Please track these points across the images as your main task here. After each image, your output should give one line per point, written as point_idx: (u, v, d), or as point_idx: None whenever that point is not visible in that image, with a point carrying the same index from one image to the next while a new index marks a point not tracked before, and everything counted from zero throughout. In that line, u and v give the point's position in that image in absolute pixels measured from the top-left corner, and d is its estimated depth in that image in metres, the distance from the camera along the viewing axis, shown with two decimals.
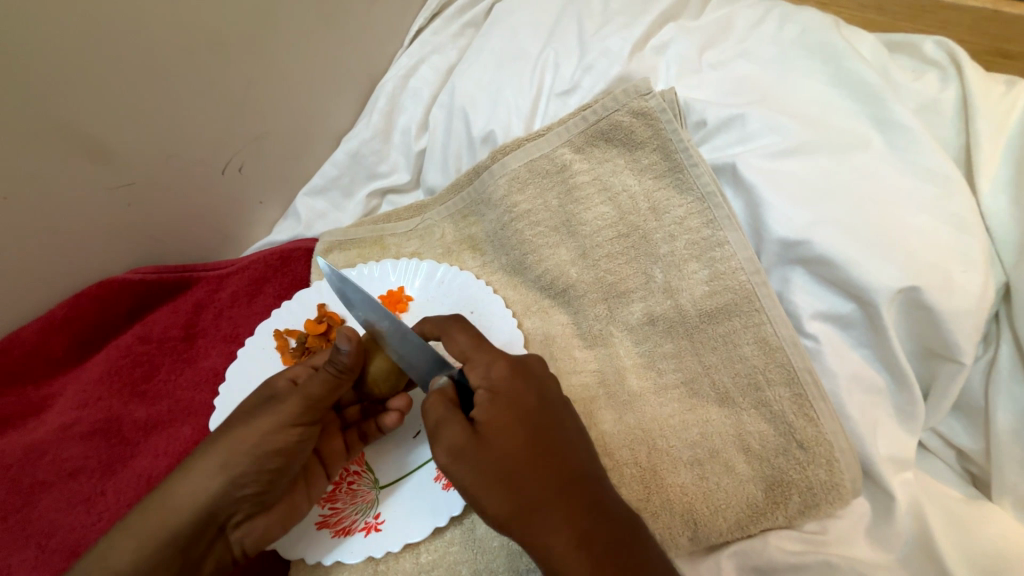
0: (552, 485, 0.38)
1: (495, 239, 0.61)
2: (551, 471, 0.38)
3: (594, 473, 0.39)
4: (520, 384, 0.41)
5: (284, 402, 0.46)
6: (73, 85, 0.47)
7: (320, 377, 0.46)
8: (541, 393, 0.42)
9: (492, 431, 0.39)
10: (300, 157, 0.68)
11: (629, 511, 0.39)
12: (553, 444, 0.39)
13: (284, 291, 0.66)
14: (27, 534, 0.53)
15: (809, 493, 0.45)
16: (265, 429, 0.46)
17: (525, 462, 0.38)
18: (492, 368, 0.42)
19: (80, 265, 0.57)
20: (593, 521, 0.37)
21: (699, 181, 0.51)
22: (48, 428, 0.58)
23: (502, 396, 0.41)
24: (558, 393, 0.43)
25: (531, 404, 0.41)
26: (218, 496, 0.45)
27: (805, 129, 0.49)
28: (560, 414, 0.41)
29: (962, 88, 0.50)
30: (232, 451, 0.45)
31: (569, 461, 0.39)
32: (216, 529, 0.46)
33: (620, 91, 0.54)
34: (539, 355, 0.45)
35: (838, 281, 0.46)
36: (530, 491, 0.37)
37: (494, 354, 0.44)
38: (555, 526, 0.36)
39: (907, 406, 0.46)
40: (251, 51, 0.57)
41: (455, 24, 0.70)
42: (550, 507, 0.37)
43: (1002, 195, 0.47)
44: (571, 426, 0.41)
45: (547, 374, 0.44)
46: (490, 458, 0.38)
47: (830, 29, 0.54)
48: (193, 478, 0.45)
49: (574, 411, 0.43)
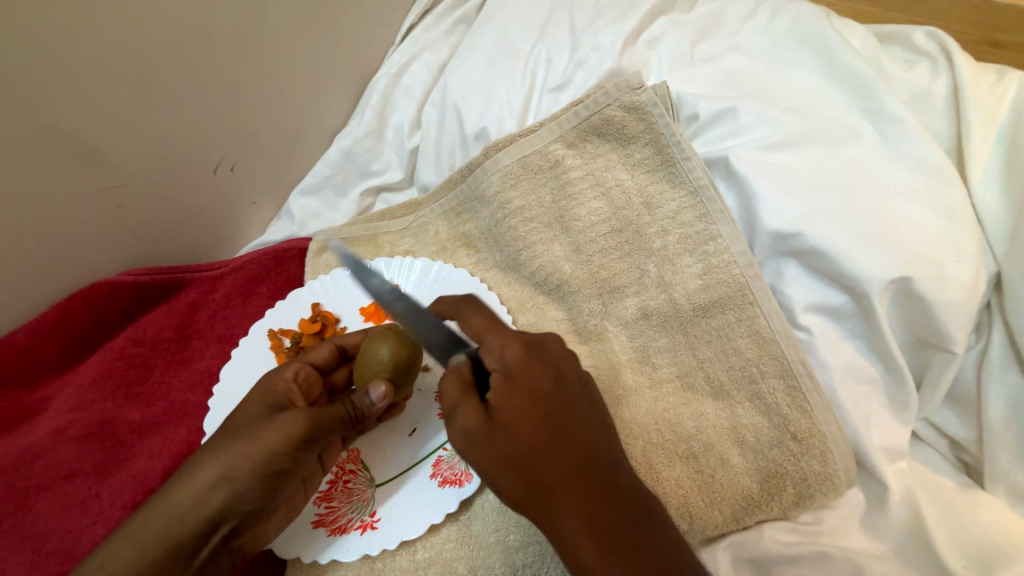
0: (569, 466, 0.38)
1: (489, 235, 0.61)
2: (569, 453, 0.38)
3: (612, 454, 0.39)
4: (536, 367, 0.41)
5: (291, 415, 0.44)
6: (62, 85, 0.47)
7: (335, 409, 0.45)
8: (556, 374, 0.41)
9: (508, 416, 0.39)
10: (293, 156, 0.68)
11: (642, 492, 0.39)
12: (570, 425, 0.39)
13: (278, 291, 0.65)
14: (22, 537, 0.53)
15: (803, 485, 0.45)
16: (273, 446, 0.43)
17: (542, 445, 0.38)
18: (508, 349, 0.41)
19: (72, 267, 0.57)
20: (606, 503, 0.37)
21: (691, 175, 0.51)
22: (42, 431, 0.58)
23: (517, 380, 0.40)
24: (576, 372, 0.42)
25: (546, 386, 0.40)
26: (225, 507, 0.43)
27: (797, 122, 0.49)
28: (576, 392, 0.41)
29: (953, 79, 0.50)
30: (241, 462, 0.43)
31: (586, 442, 0.39)
32: (219, 538, 0.44)
33: (612, 85, 0.54)
34: (556, 334, 0.44)
35: (829, 272, 0.46)
36: (547, 473, 0.37)
37: (508, 334, 0.42)
38: (570, 507, 0.37)
39: (900, 397, 0.46)
40: (242, 50, 0.57)
41: (446, 21, 0.70)
42: (568, 490, 0.37)
43: (994, 186, 0.47)
44: (589, 404, 0.41)
45: (565, 352, 0.43)
46: (506, 442, 0.38)
47: (822, 21, 0.54)
48: (196, 486, 0.43)
49: (593, 388, 0.42)
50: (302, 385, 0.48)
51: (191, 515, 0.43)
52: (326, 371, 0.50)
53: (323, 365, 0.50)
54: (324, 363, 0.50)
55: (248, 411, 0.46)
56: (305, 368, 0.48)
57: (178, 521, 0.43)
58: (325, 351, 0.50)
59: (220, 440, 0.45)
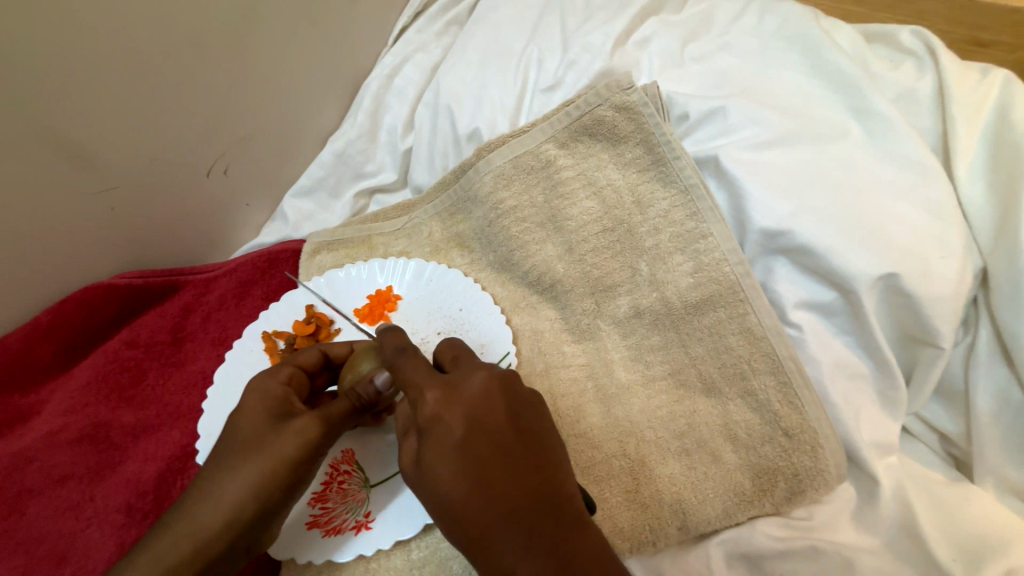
0: (493, 513, 0.37)
1: (482, 236, 0.61)
2: (489, 501, 0.37)
3: (543, 493, 0.38)
4: (451, 415, 0.38)
5: (297, 423, 0.44)
6: (55, 90, 0.47)
7: (343, 403, 0.45)
8: (473, 416, 0.39)
9: (429, 469, 0.38)
10: (286, 158, 0.68)
11: (568, 533, 0.37)
12: (488, 471, 0.37)
13: (272, 292, 0.65)
14: (15, 542, 0.53)
15: (795, 480, 0.46)
16: (289, 456, 0.43)
17: (458, 497, 0.37)
18: (424, 396, 0.39)
19: (65, 270, 0.57)
20: (525, 551, 0.36)
21: (682, 174, 0.52)
22: (34, 435, 0.57)
23: (433, 430, 0.38)
24: (505, 413, 0.40)
25: (458, 435, 0.38)
26: (254, 519, 0.42)
27: (786, 121, 0.50)
28: (501, 435, 0.39)
29: (939, 77, 0.51)
30: (263, 471, 0.42)
31: (511, 481, 0.37)
32: (240, 541, 0.42)
33: (603, 85, 0.55)
34: (485, 371, 0.41)
35: (819, 270, 0.46)
36: (470, 522, 0.37)
37: (424, 377, 0.40)
38: (492, 554, 0.36)
39: (890, 392, 0.47)
40: (233, 53, 0.57)
41: (438, 23, 0.71)
42: (490, 536, 0.36)
43: (980, 182, 0.48)
44: (518, 443, 0.39)
45: (490, 387, 0.40)
46: (432, 492, 0.38)
47: (810, 20, 0.54)
48: (225, 504, 0.42)
49: (524, 424, 0.40)
50: (296, 387, 0.48)
51: (206, 517, 0.42)
52: (312, 373, 0.50)
53: (311, 368, 0.50)
54: (313, 366, 0.50)
55: (249, 427, 0.44)
56: (297, 371, 0.49)
57: (206, 534, 0.41)
58: (313, 353, 0.50)
59: (230, 460, 0.43)
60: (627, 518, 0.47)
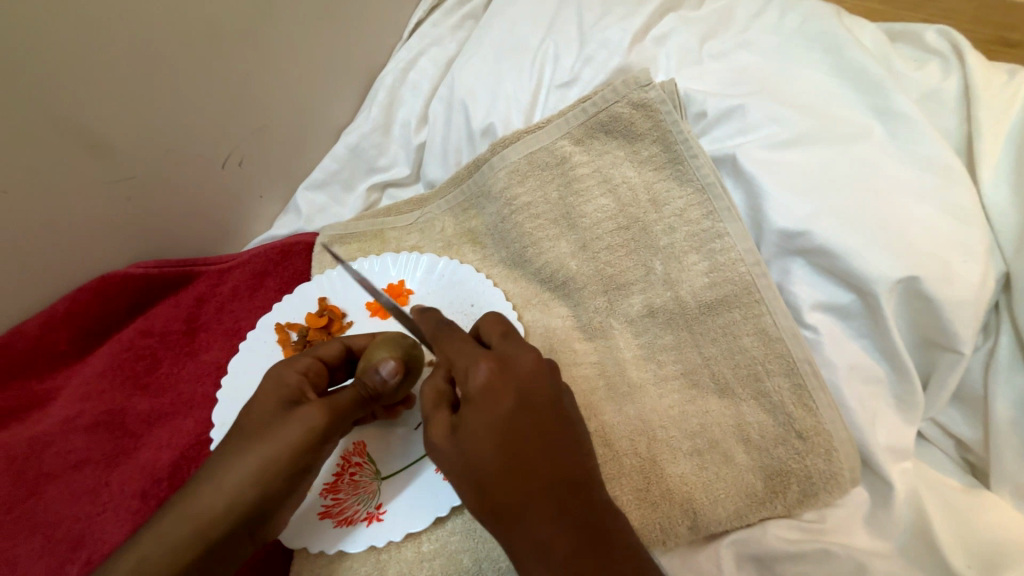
0: (528, 490, 0.36)
1: (495, 231, 0.60)
2: (529, 474, 0.37)
3: (578, 476, 0.38)
4: (501, 388, 0.38)
5: (305, 411, 0.44)
6: (74, 80, 0.47)
7: (348, 393, 0.46)
8: (520, 392, 0.38)
9: (470, 438, 0.38)
10: (301, 150, 0.68)
11: (599, 516, 0.37)
12: (526, 448, 0.37)
13: (285, 284, 0.66)
14: (33, 525, 0.53)
15: (808, 483, 0.45)
16: (295, 445, 0.43)
17: (496, 469, 0.37)
18: (476, 365, 0.39)
19: (84, 258, 0.57)
20: (563, 528, 0.36)
21: (699, 173, 0.51)
22: (52, 420, 0.58)
23: (481, 403, 0.38)
24: (545, 394, 0.39)
25: (505, 408, 0.38)
26: (257, 502, 0.43)
27: (806, 120, 0.49)
28: (544, 414, 0.38)
29: (964, 77, 0.50)
30: (268, 459, 0.43)
31: (547, 461, 0.37)
32: (246, 525, 0.43)
33: (620, 81, 0.54)
34: (533, 351, 0.41)
35: (837, 272, 0.46)
36: (504, 499, 0.37)
37: (473, 351, 0.40)
38: (526, 526, 0.36)
39: (908, 397, 0.46)
40: (250, 44, 0.57)
41: (454, 16, 0.70)
42: (527, 508, 0.36)
43: (1004, 185, 0.47)
44: (556, 426, 0.39)
45: (539, 367, 0.40)
46: (472, 463, 0.37)
47: (831, 19, 0.54)
48: (233, 494, 0.42)
49: (564, 410, 0.40)
50: (313, 378, 0.48)
51: (216, 500, 0.42)
52: (332, 367, 0.50)
53: (332, 361, 0.50)
54: (334, 359, 0.50)
55: (260, 411, 0.45)
56: (316, 363, 0.48)
57: (215, 523, 0.42)
58: (335, 346, 0.50)
59: (236, 442, 0.44)
60: (638, 517, 0.47)
